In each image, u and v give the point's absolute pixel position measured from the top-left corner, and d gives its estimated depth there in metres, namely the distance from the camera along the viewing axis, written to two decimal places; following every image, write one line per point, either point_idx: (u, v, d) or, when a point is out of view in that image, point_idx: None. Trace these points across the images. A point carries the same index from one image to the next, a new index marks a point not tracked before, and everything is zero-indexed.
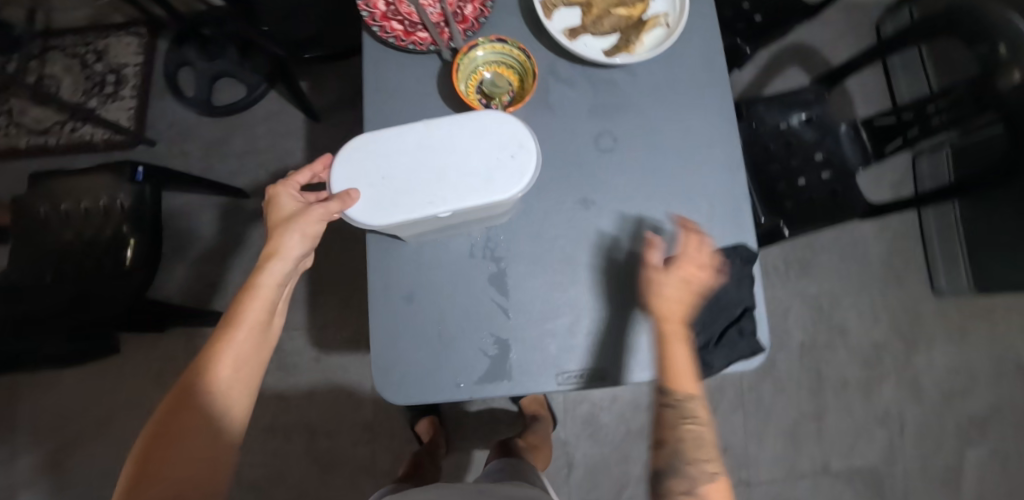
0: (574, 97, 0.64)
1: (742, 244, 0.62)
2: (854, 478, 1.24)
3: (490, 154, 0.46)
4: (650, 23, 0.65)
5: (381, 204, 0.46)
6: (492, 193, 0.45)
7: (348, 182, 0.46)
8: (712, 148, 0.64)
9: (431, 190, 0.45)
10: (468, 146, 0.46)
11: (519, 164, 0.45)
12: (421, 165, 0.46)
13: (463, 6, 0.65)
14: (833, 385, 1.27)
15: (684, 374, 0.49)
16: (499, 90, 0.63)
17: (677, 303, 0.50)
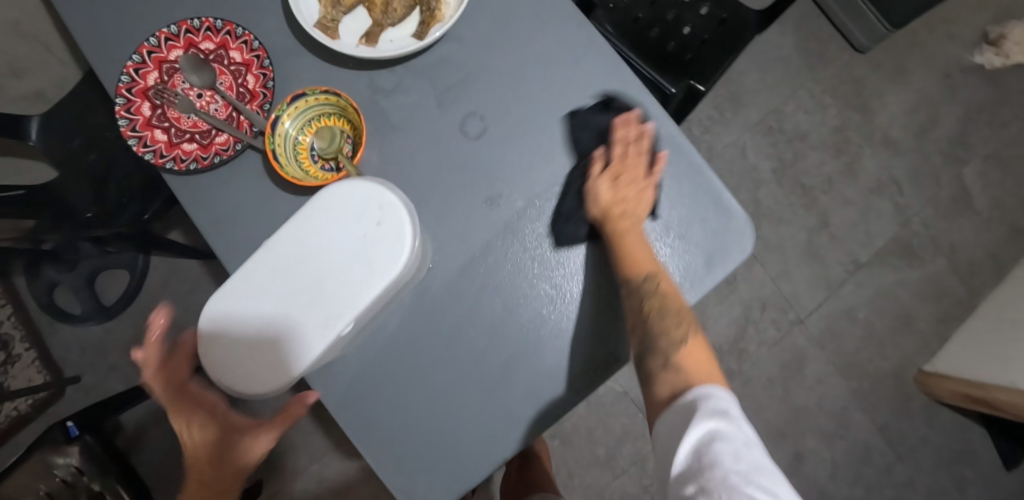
0: (415, 104, 0.57)
1: (662, 138, 0.56)
2: (885, 255, 1.24)
3: (354, 236, 0.40)
4: None
5: (290, 348, 0.41)
6: (378, 275, 0.39)
7: (242, 351, 0.41)
8: (582, 61, 0.57)
9: (321, 312, 0.41)
10: (331, 242, 0.41)
11: (390, 227, 0.39)
12: (298, 291, 0.41)
13: (244, 81, 0.56)
14: (821, 187, 1.24)
15: (636, 253, 0.50)
16: (337, 146, 0.55)
17: (620, 201, 0.53)
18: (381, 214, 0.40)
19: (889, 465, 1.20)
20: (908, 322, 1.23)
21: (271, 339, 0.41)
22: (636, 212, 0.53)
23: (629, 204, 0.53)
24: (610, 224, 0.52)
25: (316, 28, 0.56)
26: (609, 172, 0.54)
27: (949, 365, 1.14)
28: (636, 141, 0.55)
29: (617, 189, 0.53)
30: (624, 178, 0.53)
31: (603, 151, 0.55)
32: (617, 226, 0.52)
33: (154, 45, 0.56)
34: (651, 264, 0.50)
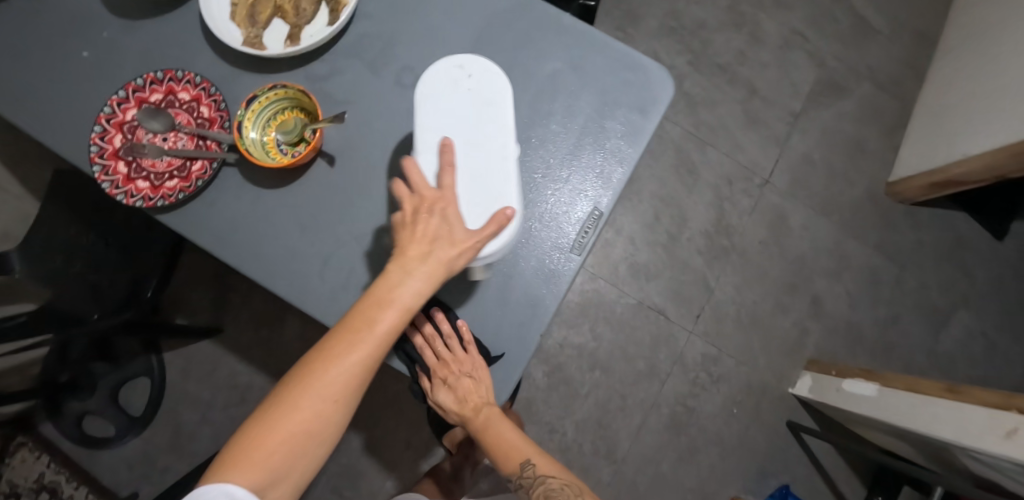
0: (352, 77, 0.64)
1: (569, 30, 0.64)
2: (816, 98, 1.33)
3: (462, 91, 0.54)
4: None
5: (494, 189, 0.52)
6: (499, 100, 0.54)
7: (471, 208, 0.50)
8: None
9: (493, 149, 0.53)
10: (455, 104, 0.53)
11: (478, 70, 0.54)
12: (465, 151, 0.53)
13: (199, 113, 0.63)
14: (737, 61, 1.33)
15: (507, 454, 0.63)
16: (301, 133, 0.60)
17: (467, 398, 0.63)
18: (467, 67, 0.54)
19: (897, 277, 1.27)
20: (860, 148, 1.31)
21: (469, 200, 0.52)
22: (484, 402, 0.63)
23: (473, 399, 0.63)
24: (473, 419, 0.64)
25: (245, 47, 0.63)
26: (441, 380, 0.63)
27: (910, 167, 1.26)
28: (454, 338, 0.60)
29: (457, 391, 0.63)
30: (455, 381, 0.62)
31: (426, 352, 0.62)
32: (479, 421, 0.64)
33: (110, 113, 0.62)
34: (527, 452, 0.63)
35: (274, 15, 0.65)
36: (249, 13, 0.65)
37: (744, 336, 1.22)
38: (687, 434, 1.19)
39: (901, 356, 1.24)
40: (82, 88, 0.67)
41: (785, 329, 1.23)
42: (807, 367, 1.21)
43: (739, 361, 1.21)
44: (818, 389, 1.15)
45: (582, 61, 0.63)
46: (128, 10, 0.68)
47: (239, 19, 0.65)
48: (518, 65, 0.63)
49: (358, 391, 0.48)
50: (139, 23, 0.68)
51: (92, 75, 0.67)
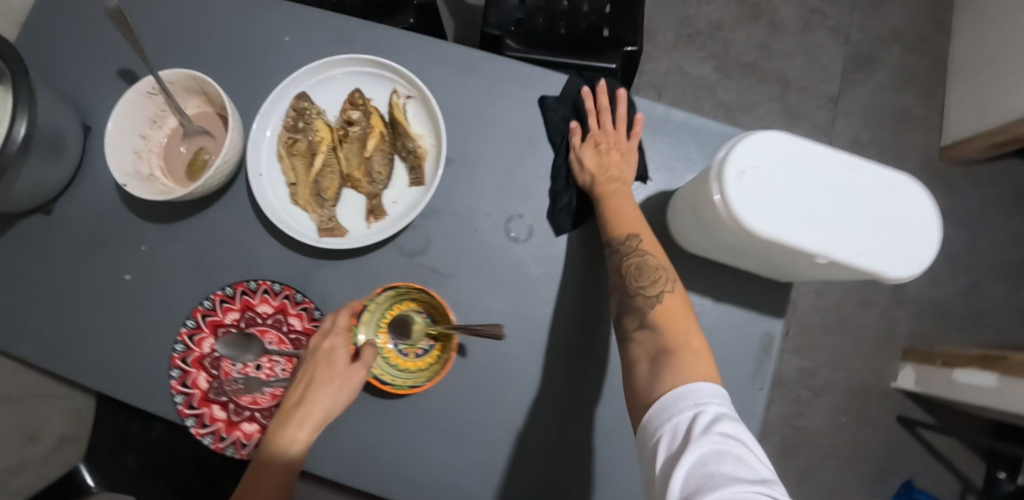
0: (454, 240, 0.55)
1: (673, 127, 0.58)
2: (850, 76, 1.26)
3: (769, 178, 0.42)
4: (399, 112, 0.55)
5: (880, 190, 0.43)
6: (778, 143, 0.42)
7: (904, 228, 0.42)
8: (575, 108, 0.58)
9: (845, 181, 0.43)
10: (782, 187, 0.42)
11: (743, 159, 0.42)
12: (846, 209, 0.42)
13: (288, 325, 0.54)
14: (763, 56, 1.25)
15: (629, 217, 0.50)
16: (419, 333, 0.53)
17: (605, 167, 0.54)
18: (738, 165, 0.41)
19: (972, 244, 1.23)
20: (905, 118, 1.26)
21: (890, 215, 0.42)
22: (620, 176, 0.53)
23: (615, 170, 0.54)
24: (599, 182, 0.53)
25: (324, 236, 0.53)
26: (591, 143, 0.55)
27: (963, 129, 1.21)
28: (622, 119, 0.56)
29: (601, 157, 0.54)
30: (606, 149, 0.54)
31: (591, 116, 0.56)
32: (605, 186, 0.53)
33: (184, 351, 0.53)
34: (636, 227, 0.50)
35: (342, 186, 0.55)
36: (315, 194, 0.54)
37: (835, 341, 1.18)
38: (802, 455, 1.15)
39: (996, 323, 1.20)
40: (141, 320, 0.57)
41: (874, 323, 1.19)
42: (904, 357, 1.17)
43: (836, 368, 1.17)
44: (925, 381, 1.11)
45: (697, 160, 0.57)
46: (161, 213, 0.58)
47: (302, 201, 0.55)
48: (636, 182, 0.57)
49: None
50: (180, 228, 0.58)
51: (145, 305, 0.57)
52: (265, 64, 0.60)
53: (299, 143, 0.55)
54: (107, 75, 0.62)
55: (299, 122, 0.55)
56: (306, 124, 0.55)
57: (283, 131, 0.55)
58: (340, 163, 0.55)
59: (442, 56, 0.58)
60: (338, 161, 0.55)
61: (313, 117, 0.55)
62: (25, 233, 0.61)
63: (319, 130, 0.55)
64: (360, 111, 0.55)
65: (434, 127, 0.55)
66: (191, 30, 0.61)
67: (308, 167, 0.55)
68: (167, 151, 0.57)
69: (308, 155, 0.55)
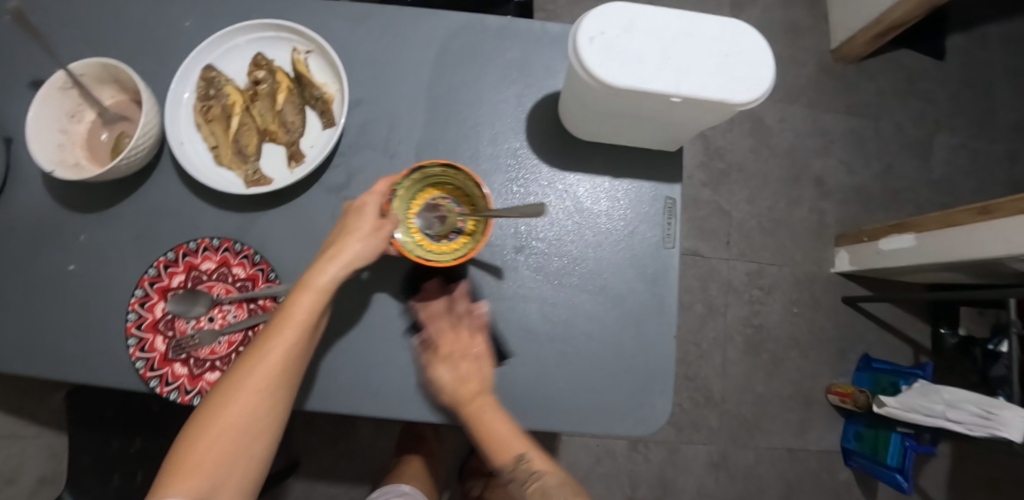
0: (373, 170, 0.60)
1: (553, 38, 0.64)
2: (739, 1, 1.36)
3: (618, 40, 0.48)
4: (301, 66, 0.60)
5: (718, 33, 0.50)
6: (621, 9, 0.49)
7: (743, 61, 0.49)
8: (460, 36, 0.63)
9: (686, 31, 0.49)
10: (632, 45, 0.48)
11: (592, 27, 0.48)
12: (690, 54, 0.49)
13: (233, 277, 0.57)
14: None
15: (506, 443, 0.53)
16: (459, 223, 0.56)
17: (466, 381, 0.55)
18: (589, 32, 0.47)
19: (878, 131, 1.34)
20: (796, 29, 1.37)
21: (727, 51, 0.49)
22: (481, 386, 0.56)
23: (474, 381, 0.55)
24: (467, 399, 0.54)
25: (251, 187, 0.57)
26: (439, 357, 0.57)
27: (847, 29, 1.32)
28: (462, 320, 0.58)
29: (457, 368, 0.56)
30: (457, 357, 0.56)
31: (432, 322, 0.58)
32: (478, 406, 0.54)
33: (137, 318, 0.56)
34: (523, 446, 0.54)
35: (262, 141, 0.60)
36: (238, 153, 0.59)
37: (774, 241, 1.26)
38: (766, 350, 1.23)
39: (912, 197, 1.31)
40: (92, 303, 0.59)
41: (805, 217, 1.28)
42: (838, 243, 1.26)
43: (780, 265, 1.26)
44: (859, 259, 1.20)
45: None
46: (94, 200, 0.61)
47: (225, 161, 0.59)
48: (528, 88, 0.62)
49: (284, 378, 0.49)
50: (116, 211, 0.61)
51: (95, 290, 0.60)
52: (172, 50, 0.65)
53: (214, 109, 0.59)
54: (20, 86, 0.65)
55: (210, 91, 0.59)
56: (217, 91, 0.59)
57: (196, 101, 0.59)
58: (257, 121, 0.60)
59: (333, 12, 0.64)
60: (254, 119, 0.60)
61: (222, 83, 0.59)
62: None
63: (231, 95, 0.60)
64: (266, 71, 0.60)
65: (335, 73, 0.60)
66: (93, 31, 0.65)
67: (227, 130, 0.59)
68: (89, 140, 0.61)
69: (223, 118, 0.59)
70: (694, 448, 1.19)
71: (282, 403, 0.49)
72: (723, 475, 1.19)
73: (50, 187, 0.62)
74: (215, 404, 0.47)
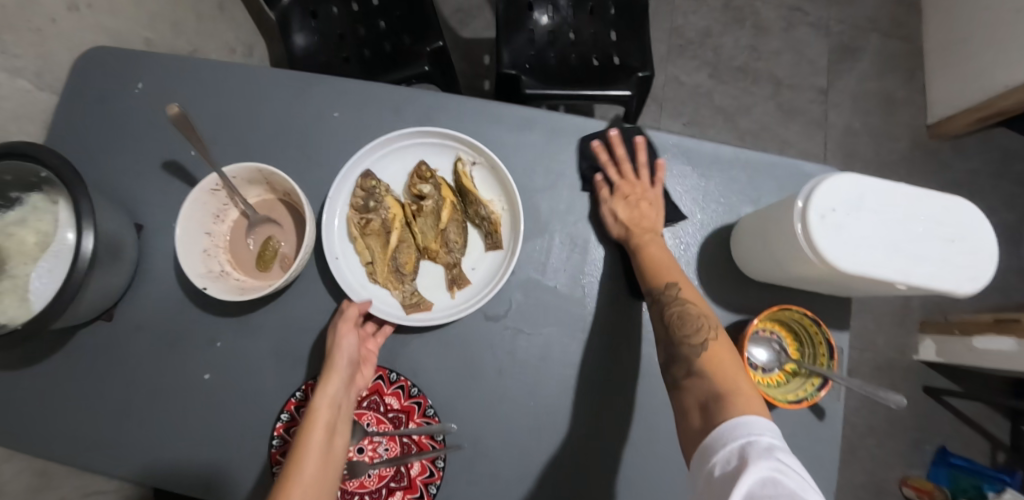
0: (532, 298, 0.57)
1: (719, 162, 0.61)
2: (836, 67, 1.32)
3: (847, 219, 0.45)
4: (466, 177, 0.57)
5: (944, 213, 0.47)
6: (849, 183, 0.46)
7: (970, 244, 0.47)
8: (626, 153, 0.60)
9: (912, 210, 0.47)
10: (861, 225, 0.45)
11: (822, 203, 0.45)
12: (918, 238, 0.46)
13: (385, 405, 0.54)
14: (753, 58, 1.29)
15: (665, 267, 0.53)
16: (781, 357, 0.56)
17: (638, 213, 0.56)
18: (819, 210, 0.45)
19: None
20: (891, 100, 1.32)
21: (956, 235, 0.47)
22: (652, 227, 0.56)
23: (647, 222, 0.56)
24: (633, 230, 0.55)
25: (411, 312, 0.54)
26: (620, 192, 0.57)
27: (946, 107, 1.27)
28: (643, 168, 0.58)
29: (631, 208, 0.56)
30: (634, 198, 0.57)
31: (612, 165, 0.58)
32: (637, 242, 0.55)
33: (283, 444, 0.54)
34: (675, 276, 0.52)
35: (419, 259, 0.57)
36: (394, 271, 0.56)
37: (856, 323, 1.23)
38: (840, 436, 1.20)
39: (999, 284, 1.27)
40: (228, 418, 0.56)
41: (889, 300, 1.25)
42: (923, 330, 1.23)
43: (861, 349, 1.22)
44: (946, 352, 1.17)
45: (746, 189, 0.61)
46: (234, 305, 0.58)
47: (381, 278, 0.55)
48: (689, 217, 0.60)
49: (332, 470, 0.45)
50: (257, 319, 0.57)
51: (234, 402, 0.56)
52: (318, 145, 0.61)
53: (373, 222, 0.56)
54: (153, 170, 0.61)
55: (370, 202, 0.56)
56: (377, 203, 0.56)
57: (352, 211, 0.56)
58: (416, 235, 0.56)
59: (494, 117, 0.60)
60: (414, 234, 0.56)
61: (382, 195, 0.56)
62: (87, 340, 0.59)
63: (391, 206, 0.56)
64: (430, 181, 0.56)
65: (503, 191, 0.57)
66: (238, 120, 0.62)
67: (384, 245, 0.56)
68: (234, 243, 0.57)
69: (382, 232, 0.56)
70: None
71: None
72: None
73: (183, 283, 0.59)
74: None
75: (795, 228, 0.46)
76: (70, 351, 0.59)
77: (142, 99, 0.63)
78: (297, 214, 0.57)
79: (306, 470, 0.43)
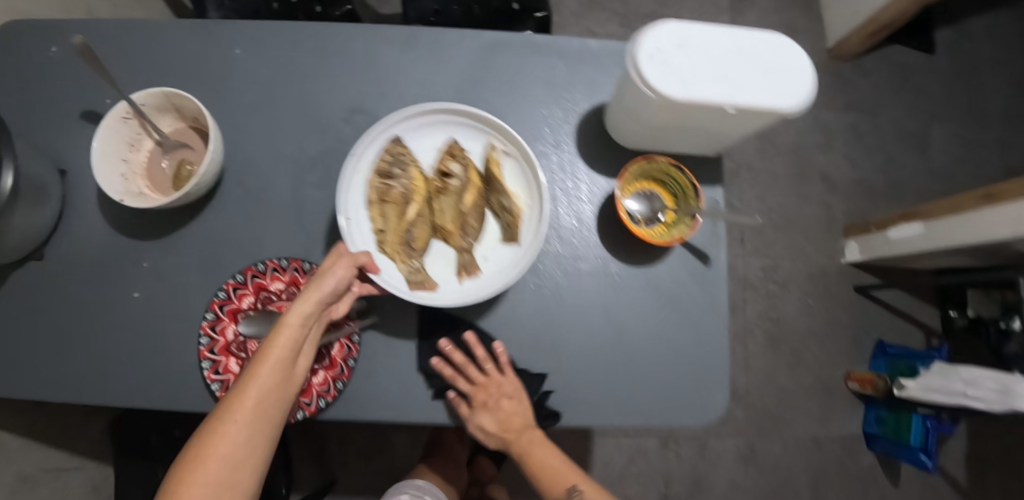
0: (425, 188, 0.63)
1: (589, 52, 0.67)
2: (737, 6, 1.42)
3: (672, 56, 0.52)
4: (494, 160, 0.60)
5: (764, 45, 0.54)
6: (673, 27, 0.53)
7: (790, 67, 0.53)
8: (500, 54, 0.67)
9: (734, 44, 0.53)
10: (686, 60, 0.52)
11: (649, 46, 0.52)
12: (740, 65, 0.52)
13: (302, 295, 0.59)
14: (659, 5, 1.39)
15: (556, 480, 0.66)
16: (657, 207, 0.62)
17: (509, 420, 0.65)
18: (646, 51, 0.52)
19: (877, 123, 1.39)
20: (793, 31, 1.42)
21: (774, 60, 0.53)
22: (524, 424, 0.66)
23: (515, 421, 0.65)
24: (511, 440, 0.66)
25: (414, 288, 0.57)
26: (479, 406, 0.62)
27: (841, 29, 1.38)
28: (495, 369, 0.62)
29: (498, 414, 0.64)
30: (495, 403, 0.63)
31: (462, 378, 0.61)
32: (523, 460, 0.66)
33: (209, 342, 0.58)
34: (572, 480, 0.67)
35: (433, 237, 0.61)
36: (406, 245, 0.60)
37: (786, 236, 1.31)
38: (785, 342, 1.27)
39: (913, 187, 1.36)
40: (162, 328, 0.61)
41: (814, 211, 1.33)
42: (847, 234, 1.31)
43: (793, 259, 1.30)
44: (869, 248, 1.25)
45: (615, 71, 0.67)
46: (157, 226, 0.62)
47: (389, 248, 0.59)
48: (565, 102, 0.66)
49: (274, 412, 0.51)
50: (180, 237, 0.62)
51: (166, 313, 0.61)
52: (224, 78, 0.67)
53: (393, 192, 0.59)
54: (75, 120, 0.67)
55: (399, 173, 0.60)
56: (404, 174, 0.60)
57: (372, 176, 0.59)
58: (438, 217, 0.60)
59: (380, 35, 0.67)
60: (434, 216, 0.61)
61: (411, 169, 0.60)
62: (20, 279, 0.63)
63: (416, 181, 0.60)
64: (456, 161, 0.61)
65: (525, 190, 0.60)
66: (148, 66, 0.67)
67: (403, 220, 0.60)
68: (151, 169, 0.62)
69: (402, 205, 0.60)
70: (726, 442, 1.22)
71: (243, 462, 0.50)
72: (752, 468, 1.22)
73: (109, 215, 0.64)
74: (213, 426, 0.50)
75: (629, 68, 0.53)
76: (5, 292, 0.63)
77: (59, 59, 0.68)
78: (206, 137, 0.62)
79: (237, 419, 0.50)
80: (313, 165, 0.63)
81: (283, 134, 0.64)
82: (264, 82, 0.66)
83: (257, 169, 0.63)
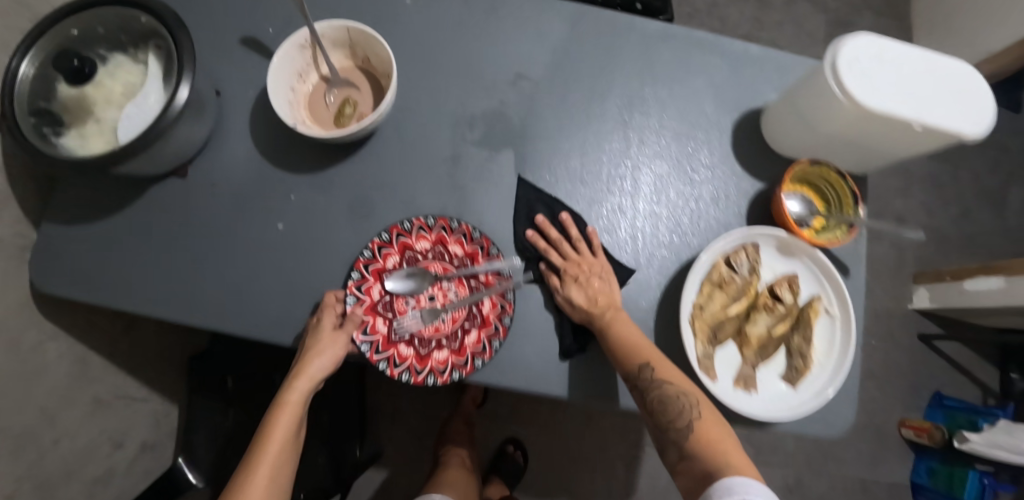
0: (574, 163, 0.64)
1: (747, 57, 0.68)
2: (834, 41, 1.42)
3: (868, 70, 0.52)
4: (812, 315, 0.60)
5: (954, 72, 0.54)
6: (867, 41, 0.53)
7: (977, 96, 0.53)
8: (665, 45, 0.67)
9: (924, 67, 0.54)
10: (881, 76, 0.52)
11: (846, 56, 0.52)
12: (931, 89, 0.53)
13: (447, 255, 0.60)
14: (756, 28, 1.40)
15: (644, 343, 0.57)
16: (809, 211, 0.63)
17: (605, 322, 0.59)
18: (845, 61, 0.52)
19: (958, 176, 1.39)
20: None
21: (963, 88, 0.53)
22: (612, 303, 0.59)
23: None
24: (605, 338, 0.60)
25: (700, 369, 0.57)
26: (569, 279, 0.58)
27: None
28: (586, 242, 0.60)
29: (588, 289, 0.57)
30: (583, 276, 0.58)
31: (552, 254, 0.59)
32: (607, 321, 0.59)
33: (356, 302, 0.57)
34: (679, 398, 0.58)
35: (732, 335, 0.60)
36: (711, 330, 0.59)
37: None
38: None
39: (986, 243, 1.36)
40: (303, 263, 0.60)
41: (885, 253, 1.33)
42: (916, 281, 1.31)
43: None
44: (939, 297, 1.25)
45: (769, 77, 0.68)
46: (310, 161, 0.62)
47: (698, 326, 0.58)
48: (720, 102, 0.67)
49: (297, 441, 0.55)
50: (333, 173, 0.62)
51: (308, 248, 0.60)
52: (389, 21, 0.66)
53: (727, 288, 0.59)
54: (233, 43, 0.66)
55: (743, 270, 0.59)
56: (746, 275, 0.59)
57: (720, 259, 0.59)
58: (744, 323, 0.59)
59: (552, 9, 0.67)
60: (742, 319, 0.59)
61: (753, 274, 0.60)
62: (160, 194, 0.62)
63: (745, 285, 0.59)
64: (782, 286, 0.60)
65: (825, 350, 0.60)
66: None
67: (718, 309, 0.59)
68: (313, 101, 0.62)
69: (729, 296, 0.59)
70: (772, 471, 1.22)
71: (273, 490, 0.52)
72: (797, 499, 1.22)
73: (260, 141, 0.63)
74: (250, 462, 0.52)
75: (824, 73, 0.53)
76: (141, 206, 0.62)
77: None
78: (374, 78, 0.62)
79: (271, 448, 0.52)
80: (473, 125, 0.63)
81: (443, 87, 0.64)
82: (428, 32, 0.65)
83: (415, 117, 0.63)
